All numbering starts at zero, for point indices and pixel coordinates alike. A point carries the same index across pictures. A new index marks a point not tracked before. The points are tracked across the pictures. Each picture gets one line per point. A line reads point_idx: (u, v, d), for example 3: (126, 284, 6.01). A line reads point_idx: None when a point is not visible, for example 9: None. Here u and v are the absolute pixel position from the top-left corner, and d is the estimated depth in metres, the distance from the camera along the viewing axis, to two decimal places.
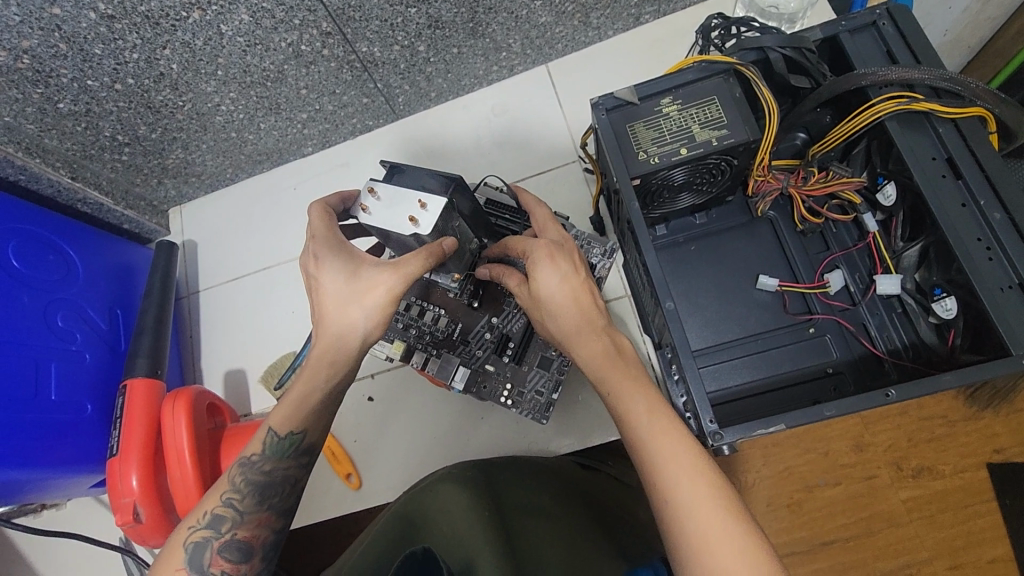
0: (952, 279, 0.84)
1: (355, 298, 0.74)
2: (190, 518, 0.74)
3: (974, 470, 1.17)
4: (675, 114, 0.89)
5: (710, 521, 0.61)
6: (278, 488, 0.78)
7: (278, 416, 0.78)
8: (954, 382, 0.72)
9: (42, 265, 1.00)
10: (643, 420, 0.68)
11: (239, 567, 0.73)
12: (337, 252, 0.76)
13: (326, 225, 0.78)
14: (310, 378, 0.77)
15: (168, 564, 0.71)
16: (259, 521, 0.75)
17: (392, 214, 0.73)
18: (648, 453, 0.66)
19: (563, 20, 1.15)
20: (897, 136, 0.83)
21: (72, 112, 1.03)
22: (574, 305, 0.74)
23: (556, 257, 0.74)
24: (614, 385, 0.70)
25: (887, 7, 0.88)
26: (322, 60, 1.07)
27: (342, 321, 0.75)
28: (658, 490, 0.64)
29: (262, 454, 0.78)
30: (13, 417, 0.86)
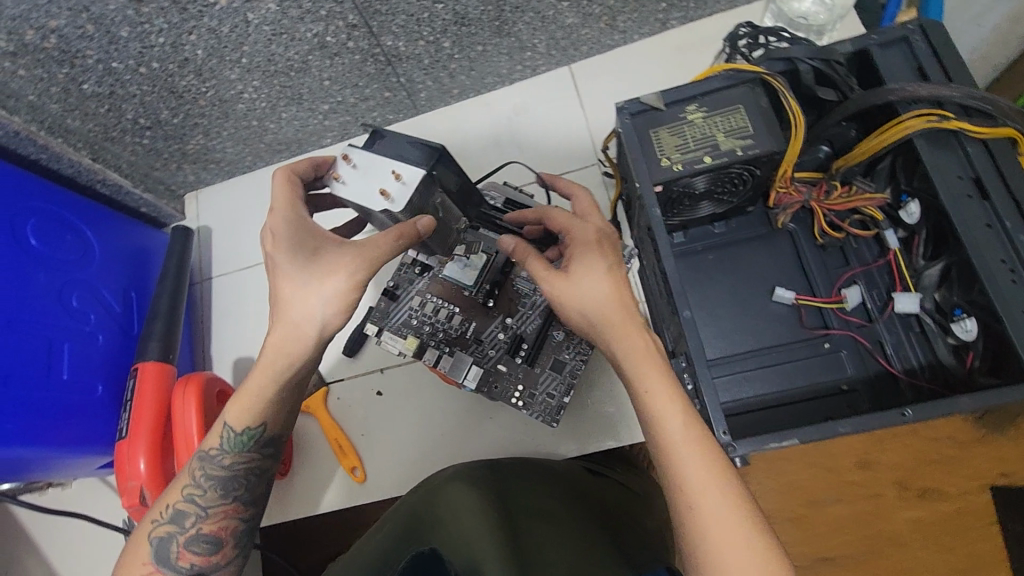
0: (974, 301, 0.82)
1: (318, 284, 0.72)
2: (153, 513, 0.76)
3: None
4: (700, 121, 0.88)
5: (732, 530, 0.61)
6: (241, 481, 0.79)
7: (235, 410, 0.78)
8: (972, 405, 0.71)
9: (60, 245, 1.00)
10: (675, 423, 0.67)
11: (209, 557, 0.75)
12: (297, 235, 0.74)
13: (289, 206, 0.76)
14: (266, 369, 0.76)
15: (136, 558, 0.74)
16: (225, 512, 0.78)
17: (368, 186, 0.71)
18: (676, 456, 0.66)
19: (589, 22, 1.15)
20: (924, 154, 0.82)
21: (96, 94, 1.03)
22: (614, 301, 0.71)
23: (606, 250, 0.74)
24: (650, 385, 0.68)
25: (920, 22, 0.87)
26: (346, 52, 1.07)
27: (301, 309, 0.73)
28: (683, 496, 0.64)
29: (220, 449, 0.78)
30: (26, 395, 0.87)
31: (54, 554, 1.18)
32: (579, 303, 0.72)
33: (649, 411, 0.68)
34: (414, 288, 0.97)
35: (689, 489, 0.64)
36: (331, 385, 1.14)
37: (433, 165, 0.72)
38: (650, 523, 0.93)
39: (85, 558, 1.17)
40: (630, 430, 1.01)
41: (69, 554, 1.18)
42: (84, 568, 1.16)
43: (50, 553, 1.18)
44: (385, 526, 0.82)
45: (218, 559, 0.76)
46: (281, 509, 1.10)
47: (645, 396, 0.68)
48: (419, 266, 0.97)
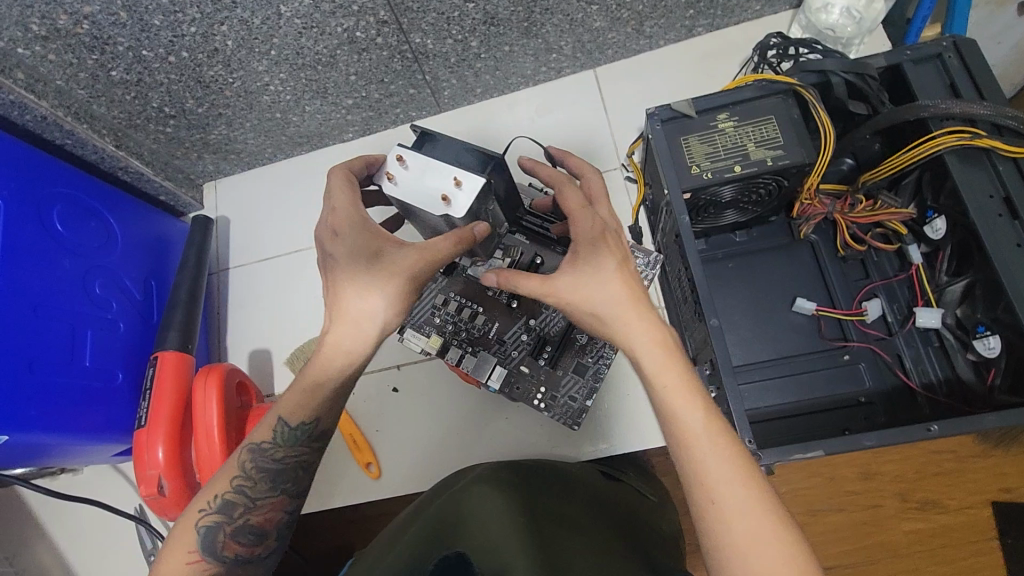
0: (998, 318, 0.82)
1: (378, 282, 0.72)
2: (201, 501, 0.76)
3: (980, 507, 1.23)
4: (731, 130, 0.89)
5: (753, 524, 0.61)
6: (288, 475, 0.79)
7: (290, 405, 0.77)
8: (997, 422, 0.73)
9: (84, 231, 1.00)
10: (694, 416, 0.66)
11: (253, 548, 0.77)
12: (360, 232, 0.73)
13: (352, 200, 0.74)
14: (320, 367, 0.77)
15: (179, 546, 0.74)
16: (273, 505, 0.78)
17: (424, 188, 0.72)
18: (695, 451, 0.65)
19: (617, 26, 1.15)
20: (954, 170, 0.83)
21: (123, 81, 1.03)
22: (628, 293, 0.71)
23: (612, 243, 0.72)
24: (668, 377, 0.68)
25: (954, 39, 0.88)
26: (374, 48, 1.07)
27: (363, 306, 0.73)
28: (704, 491, 0.63)
29: (272, 442, 0.78)
30: (50, 381, 0.87)
31: (64, 539, 1.18)
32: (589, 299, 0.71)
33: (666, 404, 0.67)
34: (434, 288, 0.96)
35: (709, 483, 0.63)
36: None
37: (491, 172, 0.74)
38: (666, 529, 0.93)
39: (94, 545, 1.17)
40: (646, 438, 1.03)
41: (78, 540, 1.17)
42: (94, 555, 1.16)
43: (59, 538, 1.18)
44: (409, 531, 0.80)
45: (259, 551, 0.77)
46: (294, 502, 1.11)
47: (659, 388, 0.68)
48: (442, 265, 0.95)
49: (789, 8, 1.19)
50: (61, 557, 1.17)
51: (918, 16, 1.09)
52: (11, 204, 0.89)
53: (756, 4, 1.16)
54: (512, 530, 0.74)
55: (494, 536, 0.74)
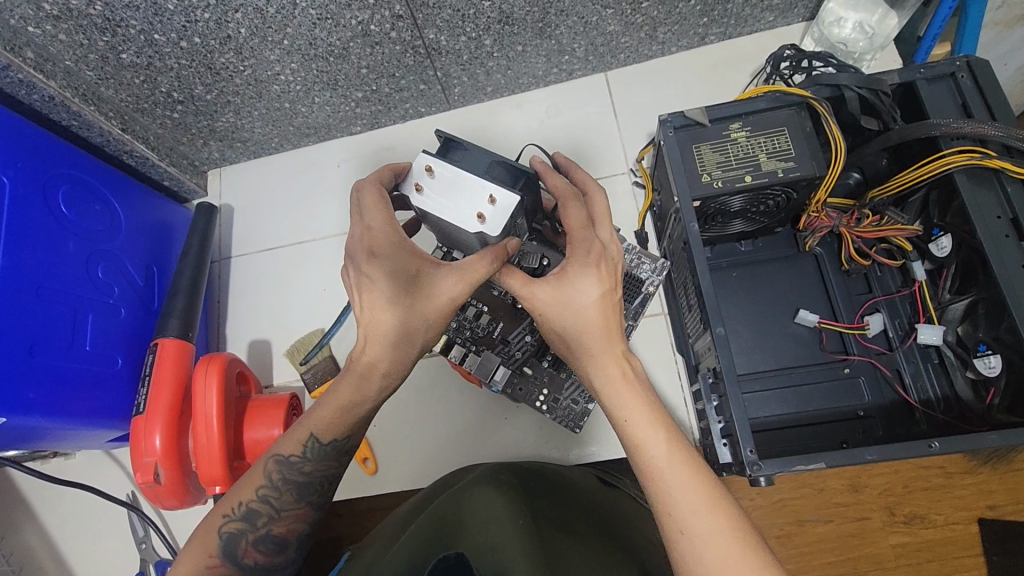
0: (999, 338, 0.83)
1: (418, 306, 0.73)
2: (226, 505, 0.76)
3: (966, 523, 1.25)
4: (744, 141, 0.89)
5: (722, 552, 0.59)
6: (315, 487, 0.79)
7: (323, 424, 0.77)
8: (999, 441, 0.74)
9: (89, 214, 0.99)
10: (660, 449, 0.66)
11: (271, 557, 0.77)
12: (397, 255, 0.73)
13: (388, 222, 0.74)
14: (355, 384, 0.76)
15: (202, 549, 0.74)
16: (296, 515, 0.79)
17: (456, 203, 0.71)
18: (662, 482, 0.65)
19: (631, 31, 1.15)
20: (964, 190, 0.84)
21: (133, 64, 1.02)
22: (601, 322, 0.71)
23: (600, 268, 0.71)
24: (633, 411, 0.68)
25: (967, 58, 0.88)
26: (388, 42, 1.07)
27: (397, 329, 0.73)
28: (672, 521, 0.63)
29: (301, 456, 0.77)
30: (51, 365, 0.86)
31: (52, 524, 1.16)
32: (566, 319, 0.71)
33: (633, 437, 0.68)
34: None
35: (676, 513, 0.62)
36: None
37: (523, 188, 0.73)
38: None
39: (83, 532, 1.15)
40: None
41: (67, 526, 1.16)
42: (82, 541, 1.15)
43: (48, 523, 1.16)
44: (410, 527, 0.81)
45: (276, 560, 0.78)
46: None
47: (624, 421, 0.69)
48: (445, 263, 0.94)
49: (802, 20, 1.20)
50: (49, 542, 1.16)
51: (929, 33, 1.09)
52: (18, 183, 0.88)
53: (769, 16, 1.17)
54: (513, 534, 0.77)
55: (495, 540, 0.77)
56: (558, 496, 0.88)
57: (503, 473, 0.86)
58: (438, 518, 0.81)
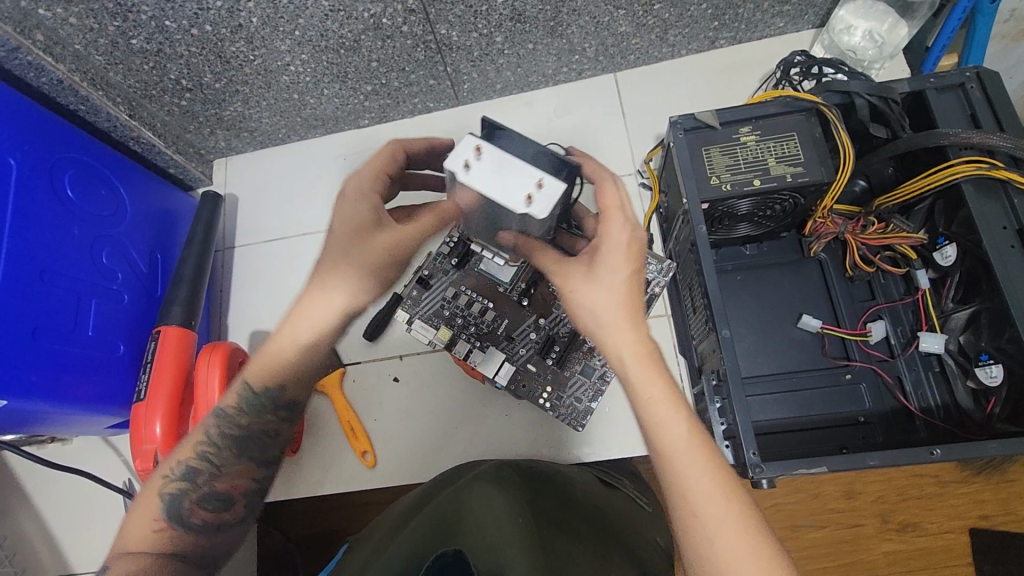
0: (1002, 348, 0.84)
1: (364, 250, 0.76)
2: (165, 467, 0.78)
3: (958, 533, 1.26)
4: (753, 144, 0.90)
5: (733, 539, 0.62)
6: (254, 442, 0.80)
7: (257, 372, 0.80)
8: (999, 450, 0.75)
9: (94, 199, 0.99)
10: (678, 440, 0.67)
11: (220, 514, 0.78)
12: (370, 199, 0.76)
13: (359, 174, 0.77)
14: (290, 330, 0.80)
15: (147, 512, 0.76)
16: (239, 471, 0.79)
17: (503, 185, 0.66)
18: (680, 474, 0.65)
19: (641, 32, 1.15)
20: (971, 199, 0.84)
21: (143, 50, 1.01)
22: (625, 304, 0.71)
23: (630, 254, 0.71)
24: (655, 392, 0.68)
25: (977, 69, 0.89)
26: (399, 36, 1.07)
27: (341, 276, 0.77)
28: (685, 506, 0.64)
29: (237, 408, 0.79)
30: (53, 350, 0.86)
31: (47, 510, 1.16)
32: (590, 300, 0.72)
33: (653, 419, 0.68)
34: (446, 279, 0.98)
35: (690, 499, 0.64)
36: (348, 366, 1.14)
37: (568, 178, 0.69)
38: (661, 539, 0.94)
39: (78, 519, 1.14)
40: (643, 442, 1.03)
41: (62, 512, 1.15)
42: (77, 528, 1.14)
43: (43, 509, 1.15)
44: (407, 528, 0.80)
45: (225, 517, 0.79)
46: (285, 485, 1.10)
47: (645, 403, 0.68)
48: (455, 258, 0.97)
49: (812, 27, 1.20)
50: (44, 529, 1.15)
51: (938, 43, 1.11)
52: (24, 166, 0.88)
53: (779, 22, 1.17)
54: (512, 532, 0.73)
55: (493, 536, 0.73)
56: (561, 498, 0.86)
57: (505, 471, 0.86)
58: (436, 516, 0.79)
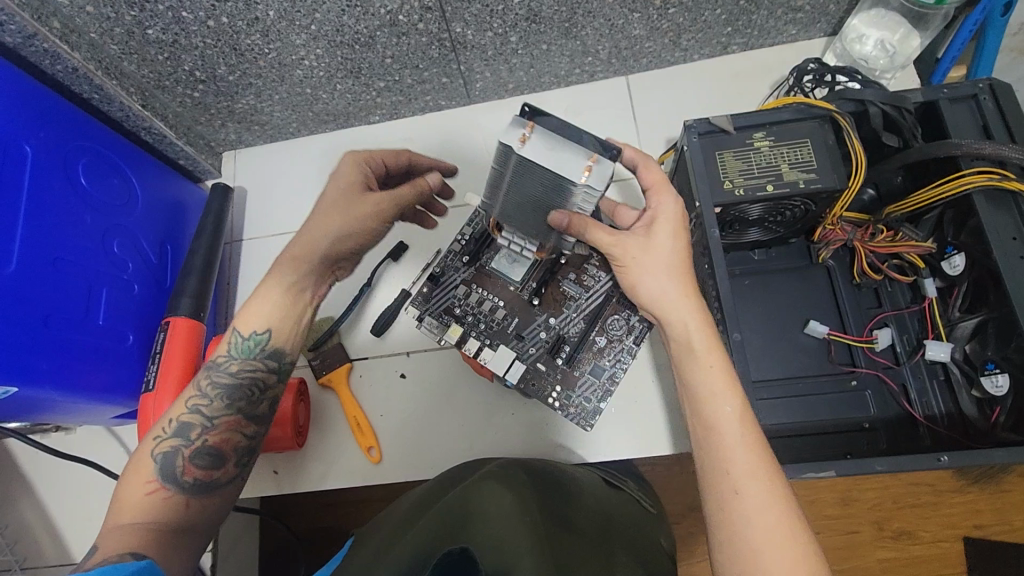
0: (1008, 357, 0.84)
1: (343, 208, 0.90)
2: (158, 430, 0.83)
3: (952, 541, 1.27)
4: (767, 150, 0.91)
5: (771, 516, 0.67)
6: (244, 392, 0.86)
7: (245, 317, 0.88)
8: (1005, 458, 0.76)
9: (106, 188, 0.99)
10: (729, 408, 0.74)
11: (211, 471, 0.82)
12: (354, 173, 0.94)
13: (356, 160, 0.95)
14: (276, 277, 0.89)
15: (141, 474, 0.80)
16: (228, 425, 0.85)
17: (560, 159, 0.69)
18: (726, 437, 0.73)
19: (655, 36, 1.16)
20: (981, 211, 0.85)
21: (158, 40, 1.01)
22: (686, 286, 0.81)
23: (679, 235, 0.83)
24: (713, 365, 0.77)
25: (991, 81, 0.90)
26: (414, 33, 1.07)
27: (320, 230, 0.89)
28: (729, 480, 0.70)
29: (227, 355, 0.86)
30: (64, 337, 0.86)
31: (48, 498, 1.15)
32: (652, 272, 0.82)
33: (707, 390, 0.76)
34: (456, 276, 1.00)
35: (734, 472, 0.70)
36: (355, 361, 1.14)
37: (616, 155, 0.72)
38: (665, 542, 0.94)
39: (80, 509, 1.14)
40: (648, 444, 1.03)
41: (65, 501, 1.15)
42: (79, 517, 1.13)
43: (45, 498, 1.15)
44: (415, 527, 0.77)
45: (217, 477, 0.83)
46: (291, 479, 1.10)
47: (704, 370, 0.77)
48: (467, 256, 1.00)
49: (824, 35, 1.21)
50: (46, 517, 1.14)
51: (948, 55, 1.12)
52: (39, 153, 0.88)
53: (792, 29, 1.18)
54: (521, 528, 0.71)
55: (501, 531, 0.71)
56: (567, 498, 0.86)
57: (512, 470, 0.85)
58: (444, 517, 0.76)
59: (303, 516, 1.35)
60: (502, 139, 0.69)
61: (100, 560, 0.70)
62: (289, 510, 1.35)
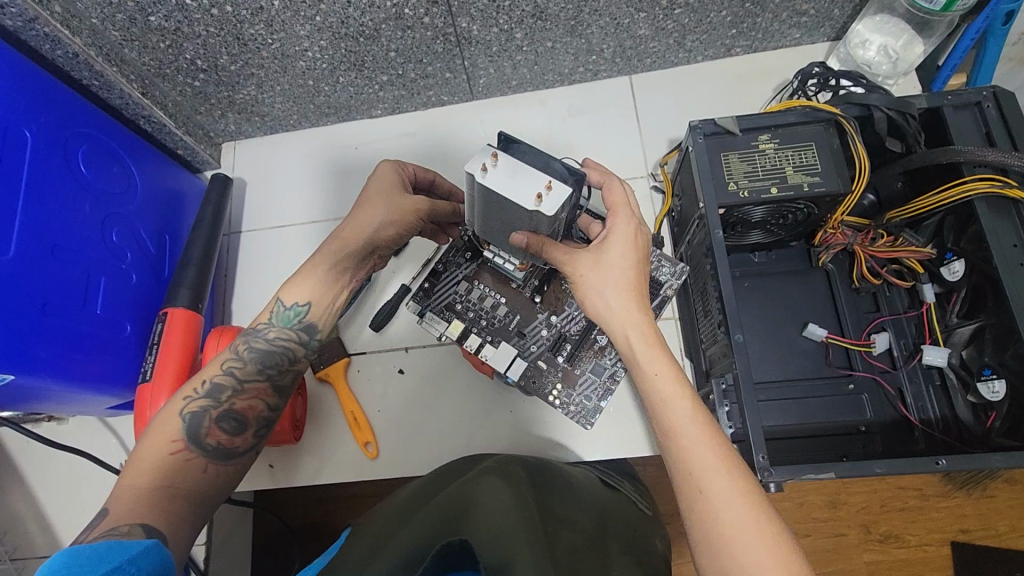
0: (1004, 363, 0.85)
1: (389, 202, 0.87)
2: (188, 389, 0.83)
3: (938, 545, 1.28)
4: (771, 152, 0.91)
5: (737, 515, 0.64)
6: (278, 360, 0.88)
7: (289, 288, 0.89)
8: (1003, 463, 0.76)
9: (105, 176, 0.98)
10: (683, 410, 0.71)
11: (233, 438, 0.83)
12: (397, 174, 0.91)
13: (395, 164, 0.93)
14: (323, 256, 0.89)
15: (165, 433, 0.80)
16: (256, 393, 0.86)
17: (517, 186, 0.67)
18: (682, 439, 0.70)
19: (660, 36, 1.15)
20: (983, 217, 0.86)
21: (161, 28, 1.00)
22: (633, 295, 0.77)
23: (634, 242, 0.78)
24: (660, 369, 0.73)
25: (994, 89, 0.91)
26: (419, 27, 1.06)
27: (366, 218, 0.87)
28: (691, 481, 0.67)
29: (269, 322, 0.89)
30: (62, 326, 0.85)
31: (38, 489, 1.14)
32: (601, 286, 0.77)
33: (657, 399, 0.73)
34: (458, 272, 1.00)
35: (696, 472, 0.67)
36: (353, 357, 1.14)
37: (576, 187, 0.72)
38: (660, 544, 0.94)
39: (71, 500, 1.12)
40: (646, 443, 1.03)
41: (56, 492, 1.13)
42: (70, 509, 1.12)
43: (36, 488, 1.14)
44: (414, 520, 0.76)
45: (238, 444, 0.84)
46: (286, 473, 1.09)
47: (651, 378, 0.73)
48: (469, 252, 1.00)
49: (827, 40, 1.22)
50: (37, 508, 1.13)
51: (949, 63, 1.12)
52: (39, 138, 0.88)
53: (796, 33, 1.18)
54: (520, 524, 0.70)
55: (501, 524, 0.70)
56: (563, 496, 0.85)
57: (510, 466, 0.85)
58: (445, 510, 0.76)
59: (294, 510, 1.34)
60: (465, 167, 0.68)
61: (105, 529, 0.69)
62: (281, 504, 1.34)
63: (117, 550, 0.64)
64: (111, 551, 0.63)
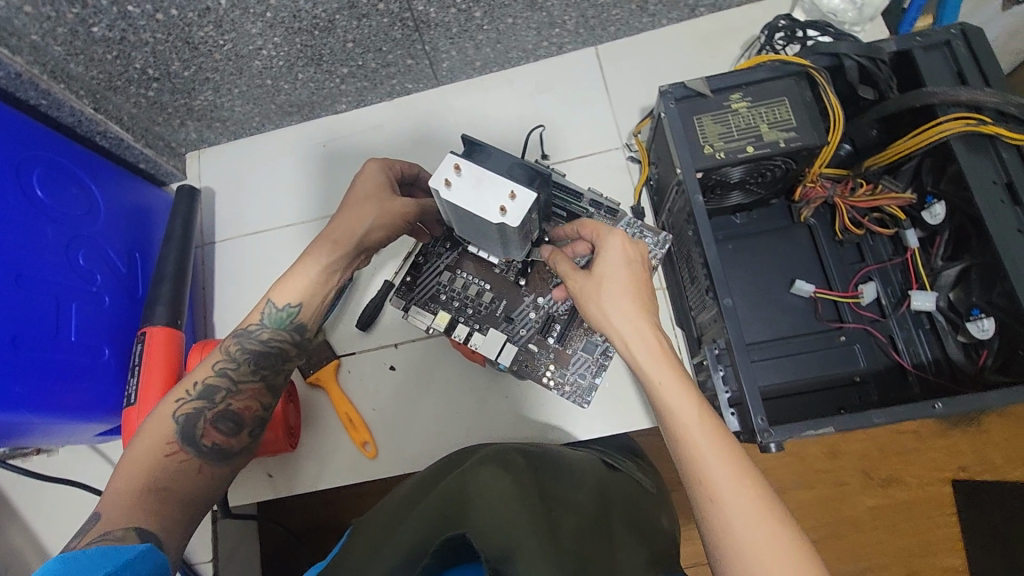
0: (993, 301, 0.85)
1: (376, 201, 0.86)
2: (179, 392, 0.81)
3: (937, 484, 1.30)
4: (745, 111, 0.90)
5: (734, 496, 0.63)
6: (271, 360, 0.86)
7: (281, 288, 0.86)
8: (998, 401, 0.77)
9: (64, 198, 0.95)
10: (692, 416, 0.68)
11: (229, 439, 0.82)
12: (383, 171, 0.90)
13: (382, 164, 0.91)
14: (313, 254, 0.87)
15: (158, 437, 0.78)
16: (252, 394, 0.84)
17: (480, 198, 0.70)
18: (693, 445, 0.67)
19: (622, 3, 1.13)
20: (960, 156, 0.85)
21: (105, 38, 0.95)
22: (637, 306, 0.75)
23: (627, 249, 0.78)
24: (665, 377, 0.71)
25: (963, 27, 0.90)
26: (375, 14, 1.02)
27: (351, 219, 0.86)
28: (704, 484, 0.65)
29: (260, 324, 0.86)
30: (37, 357, 0.83)
31: (36, 523, 1.11)
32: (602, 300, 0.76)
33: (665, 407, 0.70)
34: (439, 262, 0.98)
35: (706, 475, 0.65)
36: (343, 358, 1.12)
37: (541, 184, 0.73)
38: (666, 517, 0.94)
39: (71, 530, 1.10)
40: (646, 416, 1.03)
41: (54, 524, 1.11)
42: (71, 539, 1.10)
43: (33, 523, 1.11)
44: (415, 513, 0.75)
45: (234, 444, 0.83)
46: (287, 482, 1.08)
47: (657, 386, 0.71)
48: (449, 241, 0.98)
49: None
50: (36, 543, 1.11)
51: (914, 4, 1.11)
52: None
53: None
54: (524, 513, 0.69)
55: (503, 515, 0.69)
56: (565, 480, 0.84)
57: (509, 453, 0.83)
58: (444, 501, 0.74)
59: (301, 517, 1.33)
60: (432, 184, 0.71)
61: (96, 535, 0.67)
62: (286, 511, 1.33)
63: (111, 556, 0.62)
64: (103, 559, 0.61)
